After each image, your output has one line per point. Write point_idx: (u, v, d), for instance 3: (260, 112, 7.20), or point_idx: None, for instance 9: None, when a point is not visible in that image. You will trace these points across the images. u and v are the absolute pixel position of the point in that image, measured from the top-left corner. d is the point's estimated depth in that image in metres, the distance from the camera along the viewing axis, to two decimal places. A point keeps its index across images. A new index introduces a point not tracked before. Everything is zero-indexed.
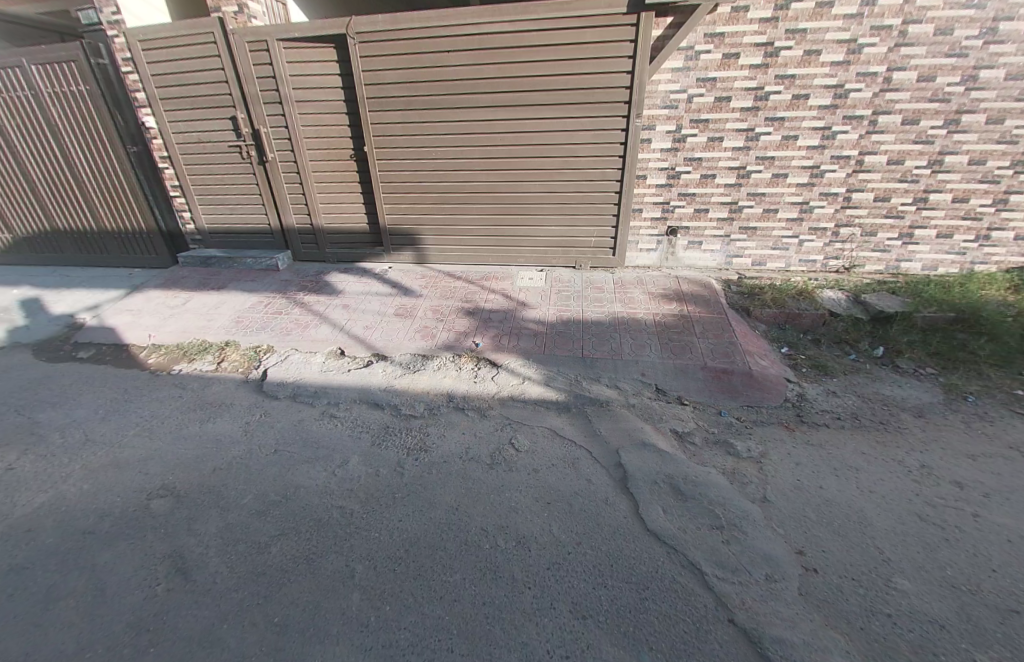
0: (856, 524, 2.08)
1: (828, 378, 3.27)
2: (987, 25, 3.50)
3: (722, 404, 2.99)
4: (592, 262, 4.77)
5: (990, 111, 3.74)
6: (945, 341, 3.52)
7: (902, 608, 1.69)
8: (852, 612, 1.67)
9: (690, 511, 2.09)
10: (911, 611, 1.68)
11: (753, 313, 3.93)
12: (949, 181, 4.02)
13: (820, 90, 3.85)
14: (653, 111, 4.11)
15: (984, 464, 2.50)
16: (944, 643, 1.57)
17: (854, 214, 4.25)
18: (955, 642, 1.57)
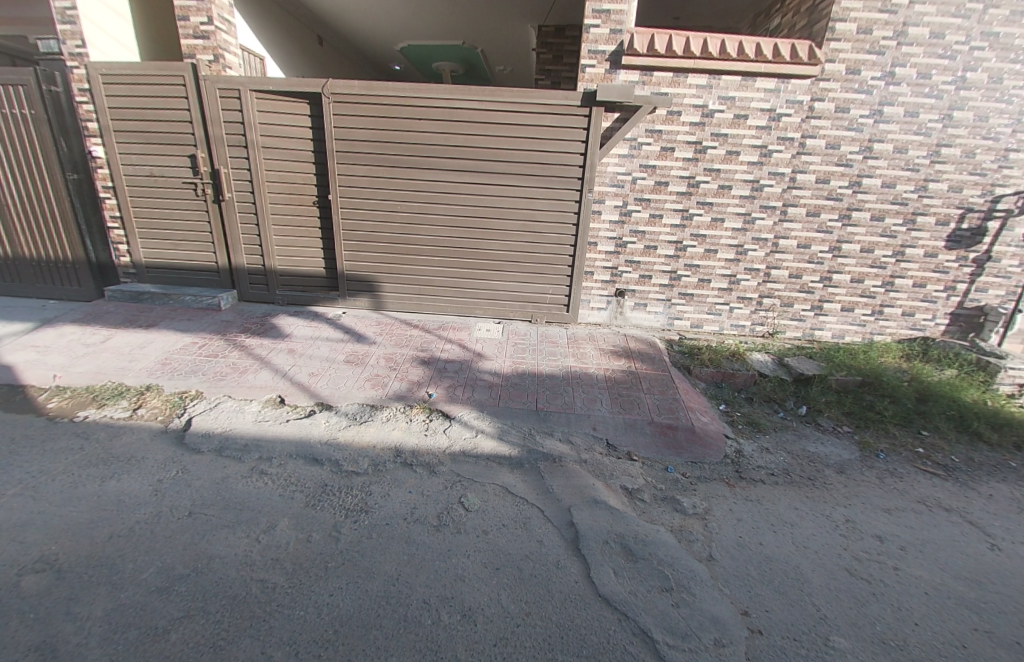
0: (795, 581, 2.14)
1: (761, 435, 3.48)
2: (863, 144, 4.28)
3: (670, 460, 3.07)
4: (547, 317, 4.92)
5: (873, 210, 4.47)
6: (856, 402, 3.91)
7: None
8: None
9: (641, 573, 2.06)
10: None
11: (693, 372, 4.17)
12: (848, 265, 4.66)
13: (740, 183, 4.43)
14: (602, 188, 4.51)
15: (898, 518, 2.71)
16: None
17: (773, 287, 4.76)
18: None
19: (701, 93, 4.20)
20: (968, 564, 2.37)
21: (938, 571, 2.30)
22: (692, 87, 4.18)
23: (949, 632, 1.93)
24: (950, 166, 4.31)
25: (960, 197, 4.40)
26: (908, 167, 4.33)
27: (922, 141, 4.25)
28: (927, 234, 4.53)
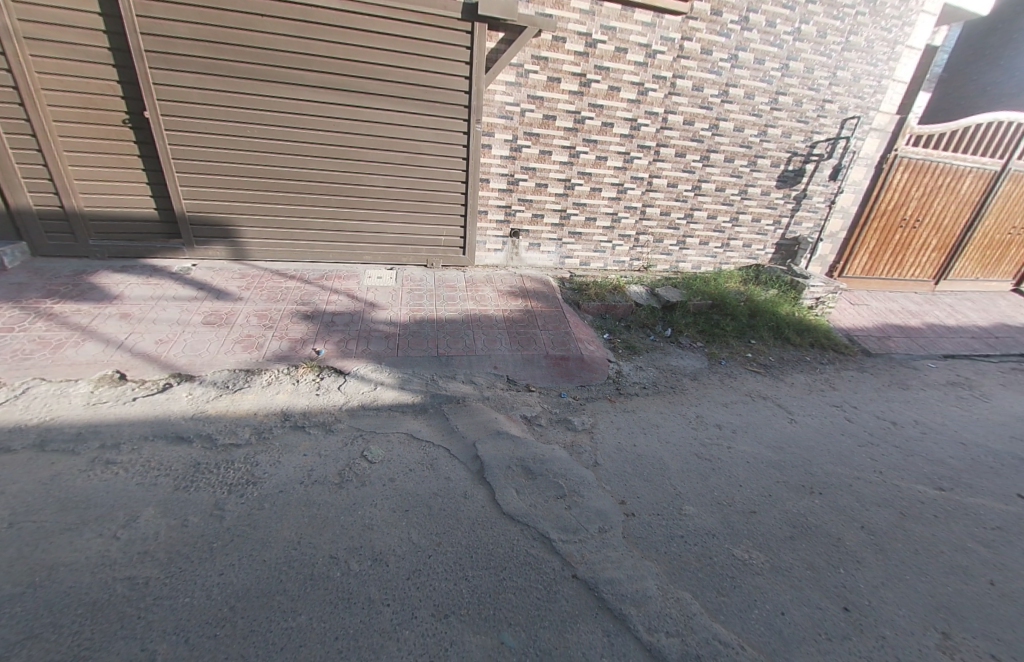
0: (659, 469, 2.63)
1: (636, 356, 4.02)
2: (721, 89, 4.68)
3: (563, 386, 3.40)
4: (443, 260, 4.76)
5: (727, 152, 5.03)
6: (708, 321, 4.67)
7: (689, 527, 2.23)
8: (658, 541, 2.12)
9: (539, 487, 2.33)
10: (695, 529, 2.22)
11: (582, 306, 4.49)
12: (706, 203, 5.28)
13: (621, 121, 4.58)
14: (491, 119, 4.30)
15: (732, 408, 3.44)
16: (714, 547, 2.13)
17: (648, 224, 5.22)
18: (720, 544, 2.15)
19: (585, 19, 4.09)
20: (775, 435, 3.16)
21: (756, 444, 3.03)
22: (576, 12, 4.05)
23: (760, 486, 2.60)
24: (784, 112, 4.98)
25: (789, 142, 5.16)
26: (753, 113, 4.89)
27: (765, 89, 4.80)
28: (764, 174, 5.29)
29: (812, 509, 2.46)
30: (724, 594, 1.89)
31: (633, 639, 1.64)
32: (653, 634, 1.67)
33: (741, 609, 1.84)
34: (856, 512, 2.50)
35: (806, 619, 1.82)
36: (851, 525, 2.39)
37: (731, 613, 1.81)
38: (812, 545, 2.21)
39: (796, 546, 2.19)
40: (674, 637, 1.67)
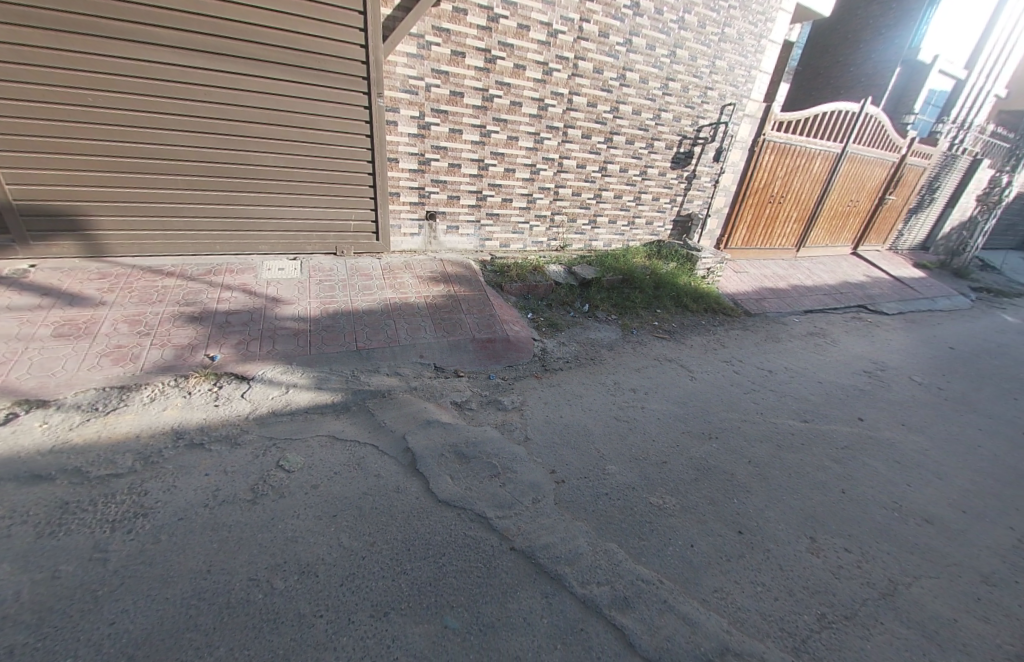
0: (584, 436, 2.81)
1: (558, 332, 4.20)
2: (619, 72, 4.90)
3: (493, 368, 3.44)
4: (354, 247, 4.45)
5: (628, 134, 5.32)
6: (620, 296, 5.02)
7: (613, 485, 2.42)
8: (587, 502, 2.28)
9: (473, 470, 2.36)
10: (618, 485, 2.42)
11: (504, 288, 4.51)
12: (612, 183, 5.56)
13: (529, 101, 4.60)
14: (393, 94, 4.05)
15: (645, 372, 3.77)
16: (635, 499, 2.35)
17: (561, 204, 5.36)
18: (640, 495, 2.38)
19: None
20: (681, 393, 3.53)
21: (666, 402, 3.36)
22: None
23: (671, 439, 2.91)
24: (674, 98, 5.37)
25: (680, 125, 5.61)
26: (648, 97, 5.21)
27: (657, 74, 5.13)
28: (660, 156, 5.70)
29: (712, 453, 2.82)
30: (645, 539, 2.11)
31: (570, 595, 1.77)
32: (586, 587, 1.81)
33: (659, 550, 2.06)
34: (746, 450, 2.91)
35: (711, 548, 2.11)
36: (742, 461, 2.79)
37: (651, 555, 2.02)
38: (713, 484, 2.54)
39: (701, 487, 2.51)
40: (605, 586, 1.83)
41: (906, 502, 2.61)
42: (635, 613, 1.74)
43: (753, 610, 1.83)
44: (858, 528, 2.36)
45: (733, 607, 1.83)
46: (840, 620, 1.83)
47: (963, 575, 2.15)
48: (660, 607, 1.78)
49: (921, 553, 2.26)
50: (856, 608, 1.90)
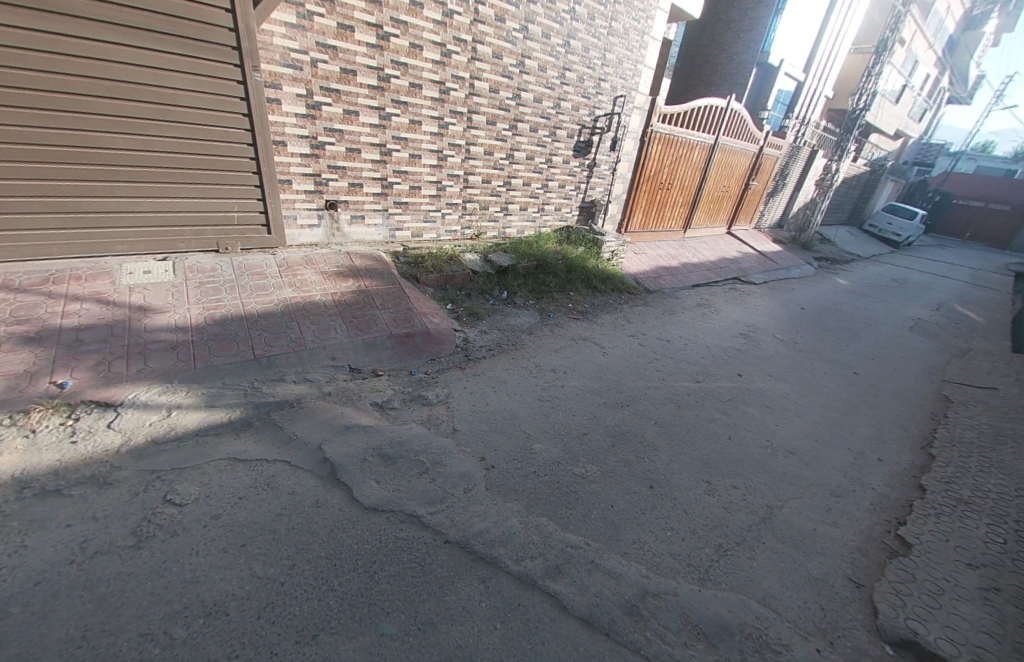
0: (511, 420, 2.87)
1: (479, 321, 4.20)
2: (518, 58, 4.94)
3: (414, 363, 3.34)
4: (242, 244, 3.96)
5: (531, 121, 5.41)
6: (536, 281, 5.17)
7: (541, 463, 2.52)
8: (517, 483, 2.34)
9: (400, 470, 2.29)
10: (546, 463, 2.52)
11: (421, 280, 4.35)
12: (520, 170, 5.63)
13: (429, 84, 4.43)
14: (273, 68, 3.63)
15: (564, 352, 3.95)
16: (561, 472, 2.47)
17: (472, 192, 5.30)
18: (566, 469, 2.51)
19: None
20: (598, 368, 3.76)
21: (585, 378, 3.56)
22: None
23: (591, 412, 3.10)
24: (572, 87, 5.57)
25: (578, 115, 5.84)
26: (547, 86, 5.34)
27: (554, 63, 5.27)
28: (563, 144, 5.91)
29: (626, 420, 3.07)
30: (572, 508, 2.24)
31: (505, 574, 1.82)
32: (521, 564, 1.87)
33: (584, 515, 2.21)
34: (655, 413, 3.21)
35: (629, 505, 2.31)
36: (652, 424, 3.07)
37: (578, 521, 2.16)
38: (627, 448, 2.77)
39: (618, 452, 2.72)
40: (537, 558, 1.91)
41: (779, 440, 3.10)
42: (567, 578, 1.85)
43: (666, 552, 2.06)
44: (744, 467, 2.75)
45: (650, 555, 2.03)
46: (734, 547, 2.14)
47: (820, 492, 2.62)
48: (589, 567, 1.92)
49: (790, 480, 2.71)
50: (745, 533, 2.24)
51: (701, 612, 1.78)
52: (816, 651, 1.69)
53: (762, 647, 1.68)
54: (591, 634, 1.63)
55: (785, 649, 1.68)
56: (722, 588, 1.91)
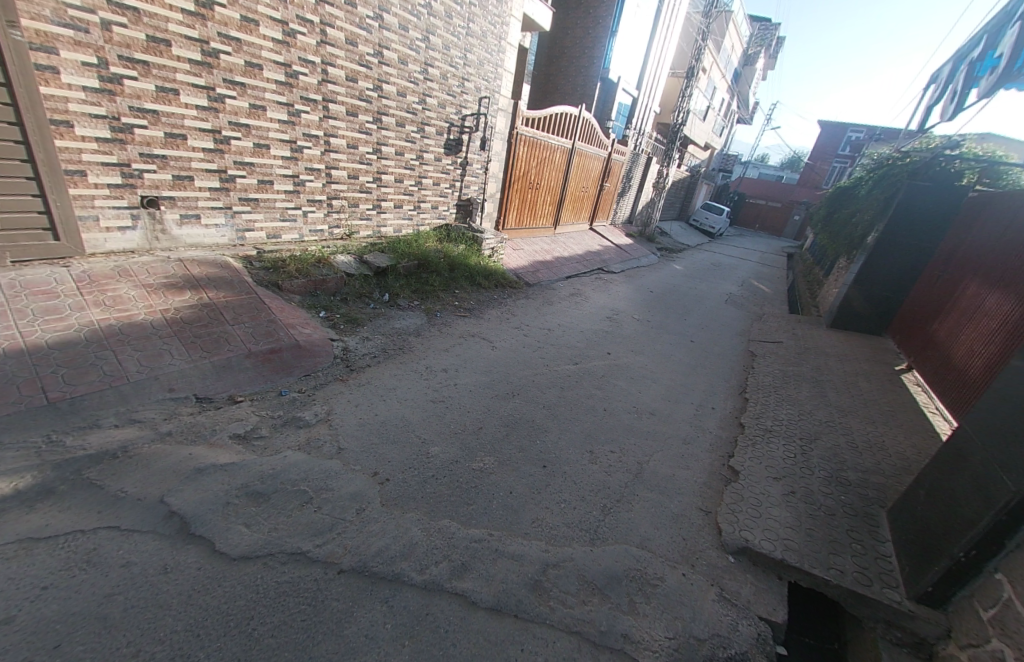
0: (403, 427, 2.75)
1: (359, 327, 3.93)
2: (376, 48, 4.69)
3: (284, 382, 2.98)
4: (16, 255, 3.03)
5: (396, 115, 5.19)
6: (418, 281, 5.04)
7: (438, 466, 2.46)
8: (415, 491, 2.26)
9: (275, 506, 2.02)
10: (442, 465, 2.48)
11: (283, 287, 3.88)
12: (390, 166, 5.38)
13: (271, 65, 3.95)
14: (42, 26, 2.83)
15: (453, 351, 3.92)
16: (460, 471, 2.45)
17: (337, 188, 4.89)
18: (464, 466, 2.50)
19: None
20: (487, 363, 3.82)
21: (475, 374, 3.59)
22: None
23: (483, 406, 3.14)
24: (436, 84, 5.51)
25: (446, 112, 5.81)
26: (411, 80, 5.19)
27: (415, 57, 5.14)
28: (433, 141, 5.81)
29: (518, 409, 3.18)
30: (471, 504, 2.24)
31: (409, 588, 1.75)
32: (425, 573, 1.82)
33: (485, 507, 2.24)
34: (543, 399, 3.39)
35: (526, 489, 2.41)
36: (542, 409, 3.24)
37: (479, 515, 2.18)
38: (520, 434, 2.88)
39: (512, 440, 2.81)
40: (441, 562, 1.89)
41: (647, 406, 3.54)
42: (472, 574, 1.85)
43: (561, 525, 2.20)
44: (621, 434, 3.08)
45: (548, 530, 2.16)
46: (618, 505, 2.40)
47: (681, 445, 3.08)
48: (493, 556, 1.96)
49: (657, 438, 3.13)
50: (626, 494, 2.50)
51: (595, 571, 1.97)
52: (685, 578, 2.01)
53: (645, 589, 1.93)
54: (501, 620, 1.69)
55: (663, 584, 1.96)
56: (611, 544, 2.13)
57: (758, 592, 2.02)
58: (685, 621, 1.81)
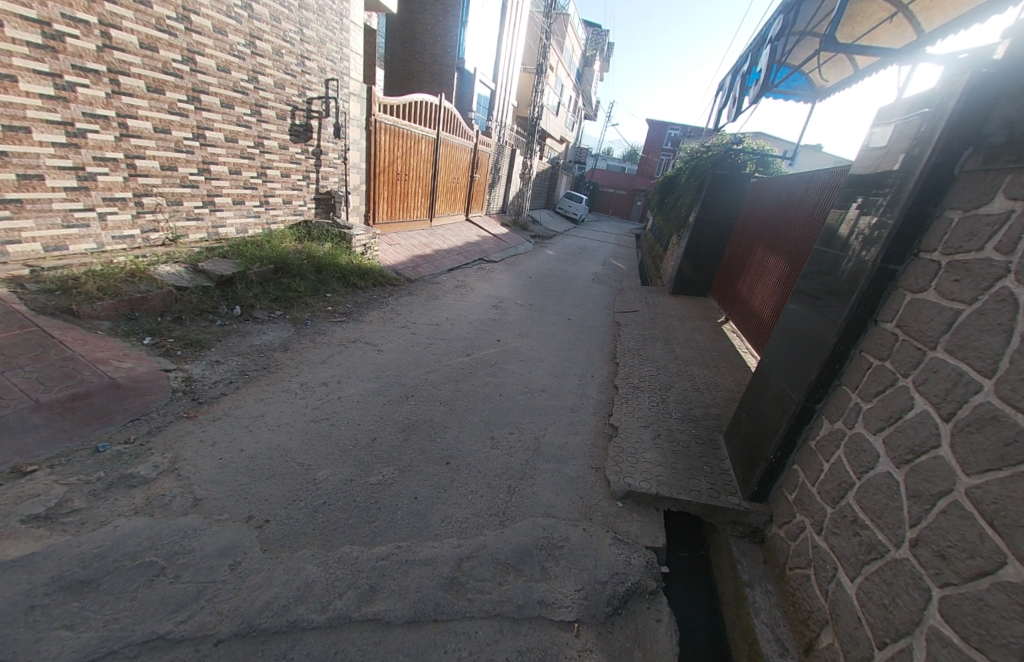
0: (279, 457, 2.40)
1: (205, 350, 3.30)
2: (178, 11, 3.92)
3: (100, 434, 2.33)
4: None
5: (218, 95, 4.43)
6: (278, 288, 4.43)
7: (328, 491, 2.21)
8: (303, 524, 2.00)
9: (109, 592, 1.59)
10: (333, 488, 2.24)
11: (82, 313, 3.04)
12: (218, 155, 4.58)
13: (18, 21, 2.99)
14: None
15: (331, 361, 3.56)
16: (355, 490, 2.25)
17: (147, 183, 3.99)
18: (360, 484, 2.29)
19: None
20: (372, 368, 3.56)
21: (360, 382, 3.31)
22: None
23: (373, 415, 2.91)
24: (268, 60, 4.88)
25: (285, 94, 5.19)
26: (234, 53, 4.49)
27: (236, 27, 4.46)
28: (274, 126, 5.14)
29: (412, 411, 3.03)
30: (373, 521, 2.07)
31: (309, 632, 1.56)
32: (327, 611, 1.64)
33: (390, 520, 2.09)
34: (437, 395, 3.30)
35: (431, 490, 2.32)
36: (437, 406, 3.15)
37: (384, 530, 2.03)
38: (419, 436, 2.75)
39: (410, 444, 2.68)
40: (346, 592, 1.72)
41: (539, 386, 3.71)
42: (383, 595, 1.73)
43: (469, 516, 2.18)
44: (520, 417, 3.16)
45: (458, 524, 2.12)
46: (521, 482, 2.48)
47: (572, 416, 3.30)
48: (404, 568, 1.85)
49: (549, 413, 3.30)
50: (526, 471, 2.59)
51: (506, 551, 2.01)
52: (586, 532, 2.19)
53: (553, 552, 2.04)
54: (419, 630, 1.63)
55: (568, 543, 2.10)
56: (519, 521, 2.19)
57: (643, 526, 2.30)
58: (589, 570, 1.97)
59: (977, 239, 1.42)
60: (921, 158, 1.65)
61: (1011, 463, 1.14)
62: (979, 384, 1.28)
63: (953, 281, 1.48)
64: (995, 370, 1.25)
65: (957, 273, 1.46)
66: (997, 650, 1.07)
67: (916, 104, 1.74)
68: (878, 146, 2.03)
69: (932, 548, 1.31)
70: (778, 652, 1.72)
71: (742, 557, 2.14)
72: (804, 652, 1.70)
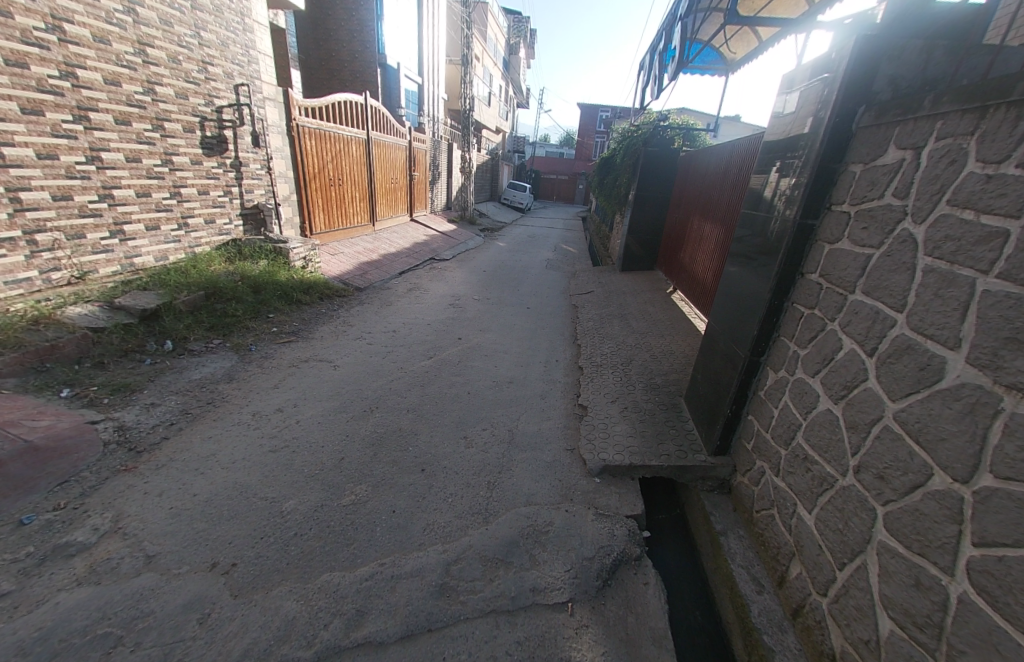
0: (239, 494, 2.24)
1: (137, 394, 3.00)
2: (47, 20, 3.49)
3: (21, 507, 2.05)
4: None
5: (111, 112, 3.99)
6: (213, 315, 4.12)
7: (299, 520, 2.10)
8: (275, 560, 1.89)
9: None
10: (303, 516, 2.13)
11: None
12: (121, 178, 4.14)
13: None
14: None
15: (283, 385, 3.36)
16: (328, 514, 2.15)
17: (38, 217, 3.56)
18: (333, 507, 2.19)
19: None
20: (329, 386, 3.39)
21: (318, 403, 3.15)
22: None
23: (337, 435, 2.78)
24: (164, 68, 4.45)
25: (190, 104, 4.76)
26: (122, 63, 4.05)
27: (120, 34, 4.01)
28: (182, 140, 4.72)
29: (378, 424, 2.92)
30: (352, 541, 2.00)
31: None
32: (315, 644, 1.57)
33: (370, 538, 2.02)
34: (401, 403, 3.20)
35: (409, 501, 2.26)
36: (404, 414, 3.05)
37: (365, 550, 1.95)
38: (389, 448, 2.67)
39: (380, 457, 2.59)
40: (332, 621, 1.65)
41: (506, 378, 3.70)
42: (372, 616, 1.68)
43: (452, 518, 2.16)
44: (491, 412, 3.14)
45: (441, 529, 2.09)
46: (499, 477, 2.47)
47: (542, 403, 3.33)
48: (391, 585, 1.80)
49: (518, 404, 3.30)
50: (502, 464, 2.59)
51: (493, 546, 2.00)
52: (569, 513, 2.22)
53: (540, 539, 2.06)
54: (415, 643, 1.59)
55: (553, 527, 2.13)
56: (502, 515, 2.19)
57: (621, 497, 2.37)
58: (577, 549, 2.01)
59: (878, 188, 1.55)
60: (824, 120, 1.78)
61: (928, 385, 1.26)
62: (894, 319, 1.41)
63: (862, 229, 1.61)
64: (904, 305, 1.38)
65: (865, 221, 1.59)
66: (934, 551, 1.19)
67: (817, 69, 1.86)
68: (788, 112, 2.16)
69: (873, 471, 1.43)
70: (755, 590, 1.84)
71: (714, 509, 2.26)
72: (778, 585, 1.83)
